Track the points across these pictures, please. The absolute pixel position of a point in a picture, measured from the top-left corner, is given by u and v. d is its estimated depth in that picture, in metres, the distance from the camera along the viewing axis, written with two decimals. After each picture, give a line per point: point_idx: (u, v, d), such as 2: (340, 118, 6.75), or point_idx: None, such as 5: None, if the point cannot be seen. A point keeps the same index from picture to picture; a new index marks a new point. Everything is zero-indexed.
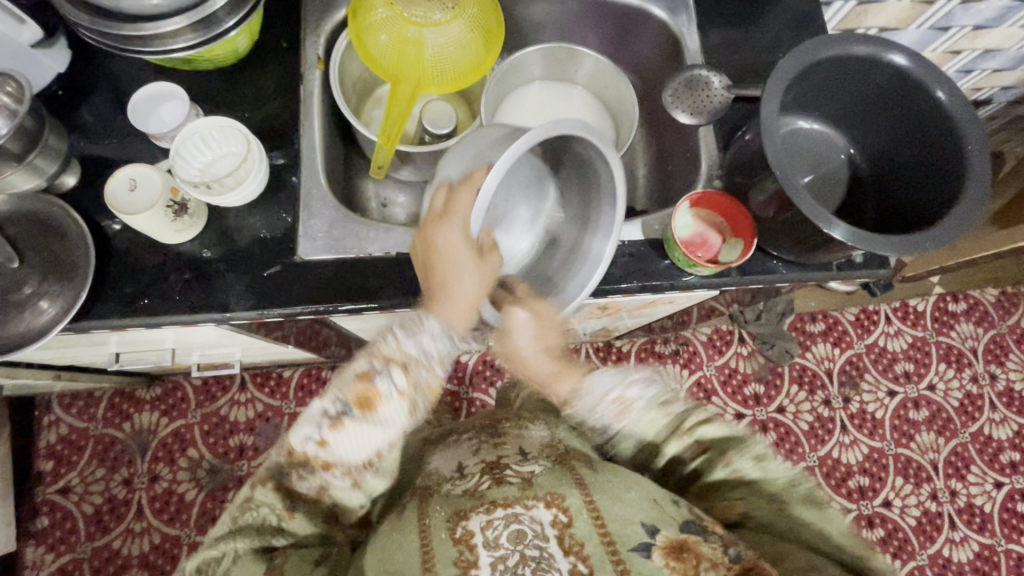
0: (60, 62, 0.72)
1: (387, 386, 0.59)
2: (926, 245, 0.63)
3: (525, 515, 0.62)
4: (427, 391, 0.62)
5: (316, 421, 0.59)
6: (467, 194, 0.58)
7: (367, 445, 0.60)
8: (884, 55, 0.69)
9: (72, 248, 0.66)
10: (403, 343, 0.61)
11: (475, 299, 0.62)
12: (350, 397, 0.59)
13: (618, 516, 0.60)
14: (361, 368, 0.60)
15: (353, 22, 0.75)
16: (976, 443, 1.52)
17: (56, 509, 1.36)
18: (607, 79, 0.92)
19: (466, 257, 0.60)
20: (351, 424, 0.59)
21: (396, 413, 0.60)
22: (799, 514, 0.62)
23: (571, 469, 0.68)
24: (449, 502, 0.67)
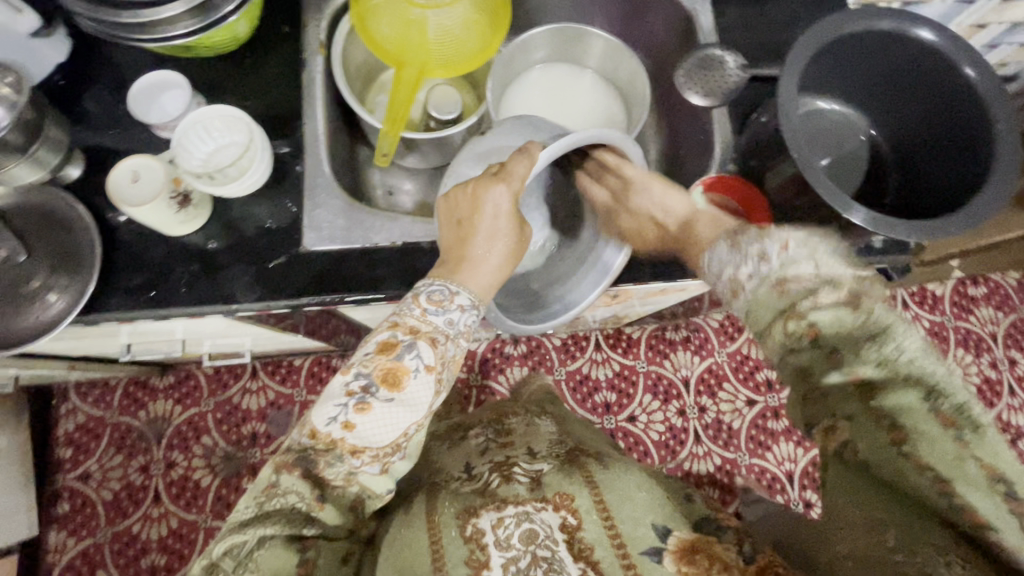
0: (59, 51, 0.71)
1: (415, 361, 0.55)
2: (949, 230, 0.60)
3: (536, 515, 0.62)
4: (452, 365, 0.58)
5: (339, 401, 0.54)
6: (525, 163, 0.59)
7: (393, 426, 0.54)
8: (910, 30, 0.65)
9: (79, 240, 0.66)
10: (429, 314, 0.58)
11: (502, 270, 0.61)
12: (376, 372, 0.55)
13: (628, 517, 0.59)
14: (384, 339, 0.56)
15: (355, 5, 0.73)
16: (995, 429, 1.50)
17: (76, 495, 1.39)
18: (618, 61, 0.89)
19: (506, 223, 0.60)
20: (378, 404, 0.54)
21: (423, 391, 0.56)
22: None
23: (581, 468, 0.70)
24: (461, 501, 0.68)
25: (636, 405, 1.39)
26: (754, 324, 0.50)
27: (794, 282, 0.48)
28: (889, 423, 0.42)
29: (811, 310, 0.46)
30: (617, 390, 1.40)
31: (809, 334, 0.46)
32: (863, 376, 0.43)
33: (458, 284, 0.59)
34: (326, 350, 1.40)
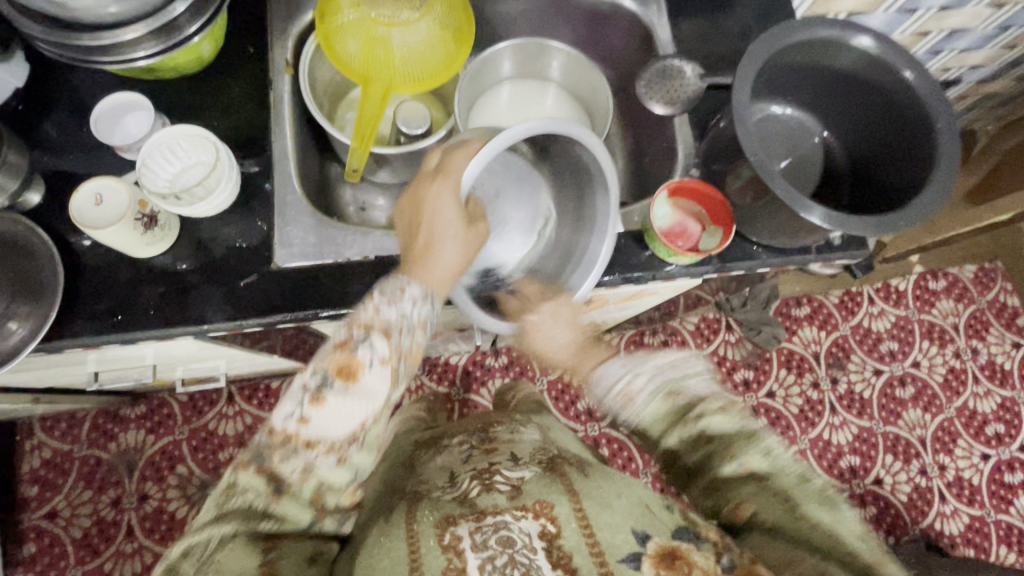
0: (17, 77, 0.70)
1: (368, 354, 0.56)
2: (901, 224, 0.64)
3: (514, 523, 0.62)
4: (409, 357, 0.58)
5: (297, 396, 0.55)
6: (463, 158, 0.64)
7: (350, 418, 0.55)
8: (849, 38, 0.69)
9: (41, 267, 0.65)
10: (381, 308, 0.58)
11: (458, 264, 0.62)
12: (329, 366, 0.55)
13: (607, 524, 0.60)
14: (340, 337, 0.57)
15: (320, 25, 0.74)
16: (962, 417, 1.55)
17: (43, 535, 1.33)
18: (580, 73, 0.90)
19: (455, 219, 0.63)
20: (332, 397, 0.55)
21: (380, 382, 0.56)
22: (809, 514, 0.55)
23: (562, 476, 0.69)
24: (439, 509, 0.67)
25: None
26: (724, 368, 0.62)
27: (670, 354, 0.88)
28: (780, 495, 0.57)
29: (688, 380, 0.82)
30: None
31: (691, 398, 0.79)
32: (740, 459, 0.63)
33: (410, 278, 0.59)
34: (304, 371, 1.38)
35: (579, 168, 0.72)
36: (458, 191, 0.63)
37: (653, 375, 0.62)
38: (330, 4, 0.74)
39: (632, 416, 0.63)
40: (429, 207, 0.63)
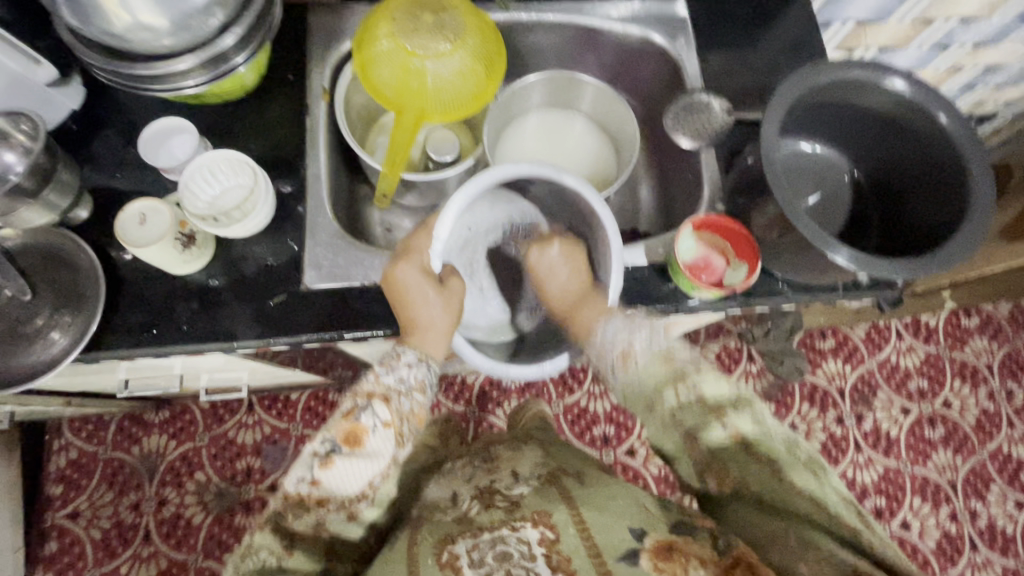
0: (74, 99, 0.74)
1: (371, 419, 0.61)
2: (930, 270, 0.63)
3: (512, 536, 0.62)
4: (411, 419, 0.64)
5: (307, 462, 0.60)
6: (424, 237, 0.70)
7: (359, 476, 0.60)
8: (881, 80, 0.68)
9: (85, 280, 0.68)
10: (381, 377, 0.64)
11: (447, 325, 0.68)
12: (338, 435, 0.61)
13: (604, 527, 0.60)
14: (345, 407, 0.62)
15: (358, 55, 0.77)
16: (995, 461, 1.49)
17: (65, 534, 1.37)
18: (607, 103, 0.92)
19: (428, 289, 0.67)
20: (341, 460, 0.60)
21: (384, 444, 0.61)
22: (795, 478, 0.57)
23: (561, 487, 0.69)
24: (438, 529, 0.67)
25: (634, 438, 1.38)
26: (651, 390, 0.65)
27: (677, 357, 0.65)
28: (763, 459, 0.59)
29: (695, 380, 0.63)
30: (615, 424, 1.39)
31: (696, 399, 0.63)
32: (740, 431, 0.60)
33: (402, 345, 0.66)
34: (323, 384, 1.40)
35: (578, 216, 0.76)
36: (426, 266, 0.69)
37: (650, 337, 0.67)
38: (368, 34, 0.76)
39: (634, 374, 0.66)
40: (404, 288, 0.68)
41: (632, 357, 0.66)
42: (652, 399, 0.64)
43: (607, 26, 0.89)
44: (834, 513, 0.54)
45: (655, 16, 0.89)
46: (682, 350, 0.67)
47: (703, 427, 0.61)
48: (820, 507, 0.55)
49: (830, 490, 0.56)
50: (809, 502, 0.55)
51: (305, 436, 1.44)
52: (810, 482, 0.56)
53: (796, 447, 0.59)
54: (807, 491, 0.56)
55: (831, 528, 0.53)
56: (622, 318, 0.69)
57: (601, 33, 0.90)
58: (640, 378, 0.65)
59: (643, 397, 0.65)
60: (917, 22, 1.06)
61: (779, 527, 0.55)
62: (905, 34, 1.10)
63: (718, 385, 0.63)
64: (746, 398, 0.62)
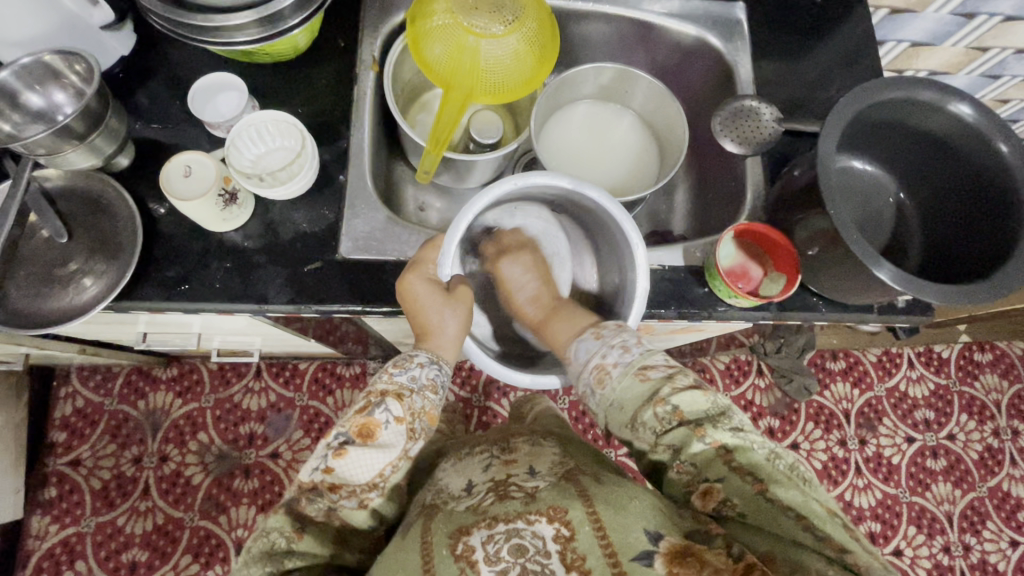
0: (124, 44, 0.72)
1: (384, 415, 0.60)
2: (977, 298, 0.62)
3: (527, 530, 0.61)
4: (423, 416, 0.62)
5: (320, 452, 0.59)
6: (432, 249, 0.69)
7: (370, 467, 0.59)
8: (948, 104, 0.67)
9: (122, 226, 0.67)
10: (393, 375, 0.63)
11: (461, 329, 0.67)
12: (351, 428, 0.59)
13: (619, 526, 0.58)
14: (359, 404, 0.62)
15: (412, 27, 0.76)
16: (994, 498, 1.49)
17: (64, 481, 1.37)
18: (659, 103, 0.88)
19: (440, 299, 0.67)
20: (354, 450, 0.58)
21: (395, 437, 0.60)
22: (779, 495, 0.56)
23: (576, 483, 0.67)
24: (452, 519, 0.65)
25: None
26: (625, 412, 0.61)
27: (654, 372, 0.61)
28: (749, 473, 0.57)
29: (671, 396, 0.58)
30: None
31: (674, 416, 0.59)
32: (721, 442, 0.58)
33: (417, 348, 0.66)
34: (333, 357, 1.40)
35: (603, 228, 0.75)
36: (433, 276, 0.68)
37: (625, 352, 0.64)
38: (425, 8, 0.75)
39: (610, 394, 0.62)
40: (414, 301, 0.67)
41: (607, 374, 0.63)
42: (629, 420, 0.61)
43: (662, 22, 0.88)
44: (822, 529, 0.54)
45: (713, 18, 0.87)
46: (656, 361, 0.62)
47: (685, 443, 0.58)
48: (803, 524, 0.55)
49: (813, 500, 0.56)
50: (793, 520, 0.55)
51: (309, 407, 1.45)
52: (796, 495, 0.55)
53: (779, 454, 0.58)
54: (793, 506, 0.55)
55: (817, 543, 0.54)
56: (593, 334, 0.68)
57: (656, 29, 0.89)
58: (613, 399, 0.62)
59: (620, 417, 0.61)
60: (972, 49, 1.05)
61: (768, 546, 0.55)
62: (957, 60, 1.08)
63: (693, 396, 0.59)
64: (723, 407, 0.60)
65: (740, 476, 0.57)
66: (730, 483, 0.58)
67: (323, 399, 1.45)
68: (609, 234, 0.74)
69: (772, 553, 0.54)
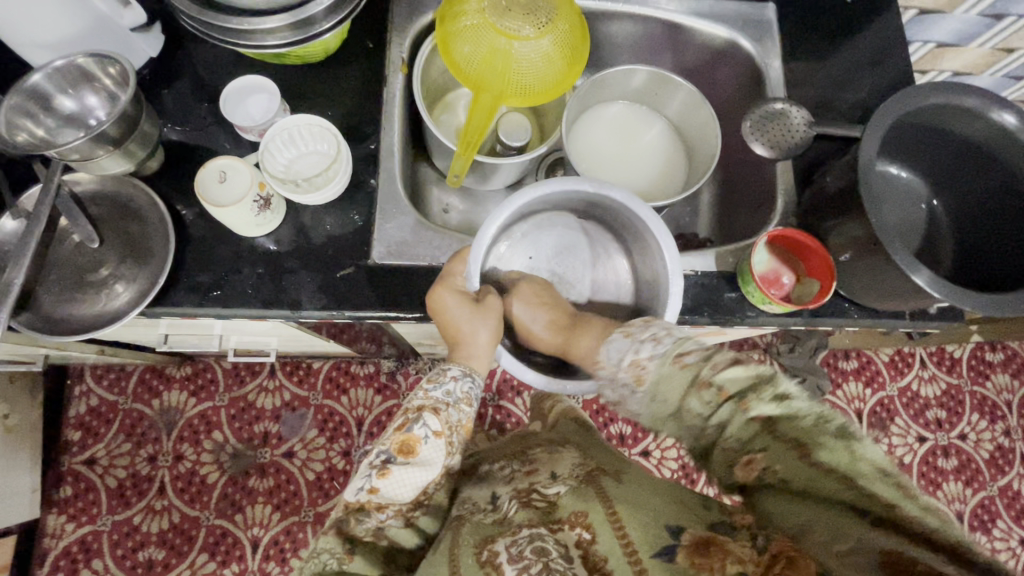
0: (153, 46, 0.72)
1: (423, 430, 0.62)
2: (1014, 308, 0.62)
3: (551, 536, 0.62)
4: (459, 429, 0.65)
5: (365, 472, 0.61)
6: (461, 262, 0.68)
7: (414, 484, 0.62)
8: (991, 112, 0.66)
9: (154, 232, 0.67)
10: (429, 392, 0.65)
11: (492, 341, 0.68)
12: (392, 446, 0.62)
13: (640, 522, 0.57)
14: (397, 422, 0.64)
15: (443, 28, 0.75)
16: (1004, 497, 1.50)
17: (80, 480, 1.37)
18: (690, 107, 0.88)
19: (471, 311, 0.67)
20: (396, 469, 0.61)
21: (434, 453, 0.63)
22: (821, 458, 0.49)
23: (596, 485, 0.67)
24: (478, 530, 0.66)
25: (651, 440, 1.38)
26: (666, 396, 0.57)
27: (690, 356, 0.56)
28: (791, 442, 0.51)
29: (714, 375, 0.54)
30: (633, 424, 1.39)
31: (719, 396, 0.54)
32: (763, 413, 0.52)
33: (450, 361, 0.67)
34: (348, 356, 1.40)
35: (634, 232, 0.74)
36: (465, 290, 0.67)
37: (656, 346, 0.59)
38: (456, 8, 0.74)
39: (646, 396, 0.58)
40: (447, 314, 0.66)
41: (642, 369, 0.59)
42: (672, 408, 0.57)
43: (692, 23, 0.87)
44: (866, 489, 0.47)
45: (743, 19, 0.86)
46: (693, 347, 0.57)
47: (730, 418, 0.54)
48: (846, 485, 0.48)
49: (862, 461, 0.47)
50: (836, 481, 0.49)
51: (324, 406, 1.44)
52: (841, 460, 0.48)
53: (827, 417, 0.50)
54: (838, 471, 0.48)
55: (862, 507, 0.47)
56: (622, 333, 0.63)
57: (686, 30, 0.88)
58: (657, 393, 0.57)
59: (663, 408, 0.57)
60: (997, 50, 1.04)
61: (808, 517, 0.49)
62: (981, 61, 1.07)
63: (736, 371, 0.53)
64: (771, 373, 0.52)
65: (785, 447, 0.52)
66: (773, 453, 0.53)
67: (337, 398, 1.45)
68: (640, 241, 0.74)
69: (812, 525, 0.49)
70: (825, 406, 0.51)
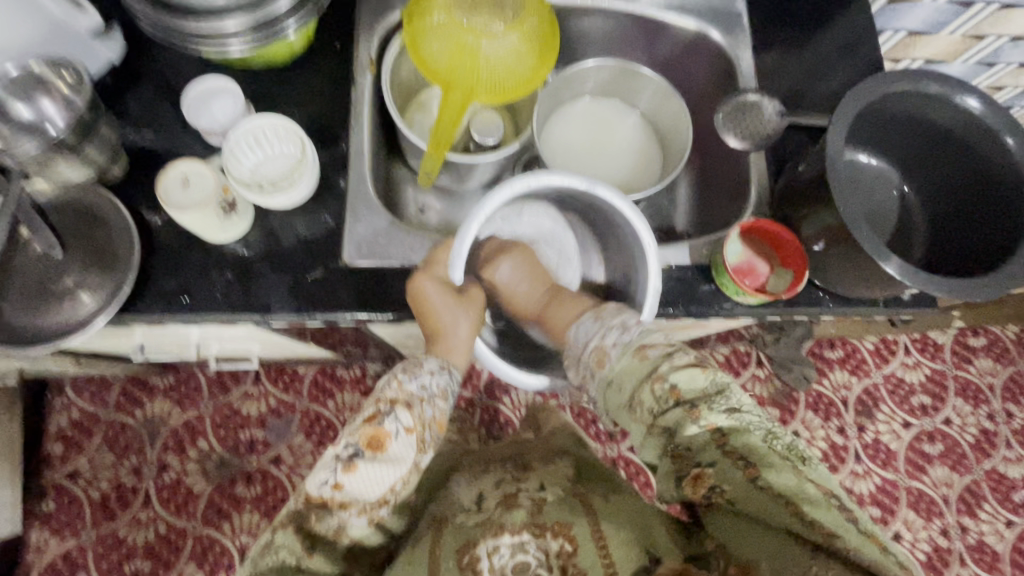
0: (113, 51, 0.70)
1: (394, 425, 0.60)
2: (986, 291, 0.62)
3: (532, 543, 0.65)
4: (433, 426, 0.63)
5: (330, 465, 0.59)
6: (444, 252, 0.68)
7: (381, 480, 0.59)
8: (957, 97, 0.67)
9: (118, 237, 0.66)
10: (403, 383, 0.63)
11: (470, 333, 0.68)
12: (361, 439, 0.60)
13: (621, 541, 0.61)
14: (368, 412, 0.61)
15: (410, 26, 0.74)
16: (990, 481, 1.52)
17: (63, 493, 1.35)
18: (662, 99, 0.88)
19: (452, 303, 0.66)
20: (364, 464, 0.59)
21: (405, 450, 0.61)
22: (774, 479, 0.52)
23: (584, 501, 0.70)
24: (460, 531, 0.69)
25: None
26: (623, 389, 0.59)
27: (653, 350, 0.58)
28: (741, 455, 0.54)
29: (670, 373, 0.56)
30: None
31: (671, 394, 0.56)
32: (716, 424, 0.54)
33: (428, 353, 0.66)
34: (332, 360, 1.38)
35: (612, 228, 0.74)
36: (446, 280, 0.67)
37: (624, 332, 0.62)
38: (423, 6, 0.74)
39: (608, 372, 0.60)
40: (429, 306, 0.66)
41: (605, 356, 0.61)
42: (627, 401, 0.58)
43: (662, 16, 0.87)
44: (812, 518, 0.50)
45: (714, 11, 0.86)
46: (654, 339, 0.59)
47: (679, 425, 0.55)
48: (793, 511, 0.51)
49: (808, 482, 0.51)
50: (786, 510, 0.51)
51: (310, 411, 1.43)
52: (788, 481, 0.52)
53: (777, 437, 0.53)
54: (782, 493, 0.52)
55: (804, 533, 0.51)
56: (592, 316, 0.66)
57: (656, 23, 0.88)
58: (614, 378, 0.60)
59: (618, 399, 0.59)
60: (967, 37, 1.05)
61: (756, 549, 0.53)
62: (953, 48, 1.08)
63: (692, 373, 0.56)
64: (722, 386, 0.56)
65: (732, 460, 0.54)
66: (720, 467, 0.55)
67: (324, 402, 1.44)
68: (622, 237, 0.72)
69: (762, 557, 0.52)
70: (775, 426, 0.54)
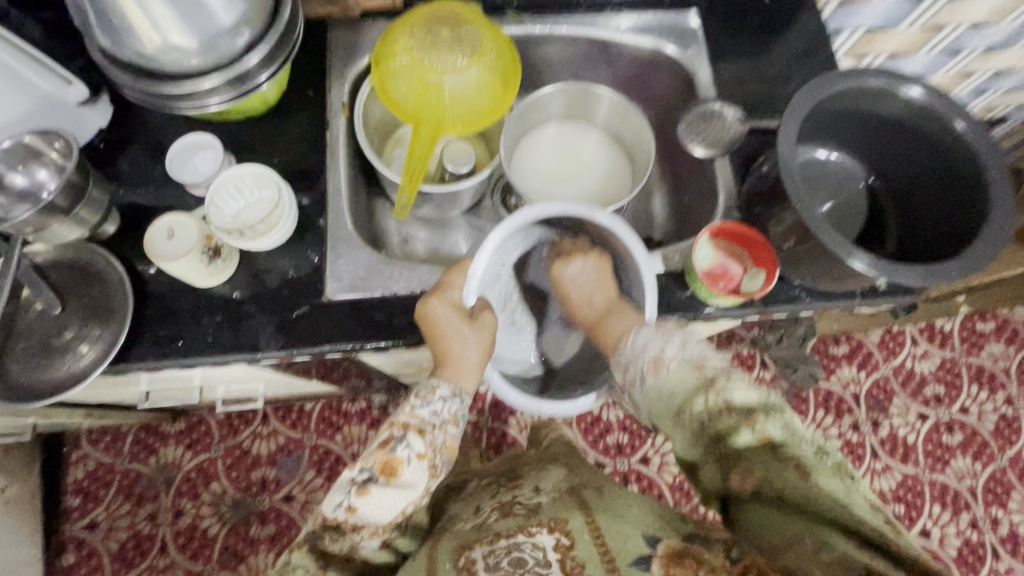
0: (102, 116, 0.76)
1: (406, 451, 0.62)
2: (951, 275, 0.62)
3: (527, 542, 0.64)
4: (444, 451, 0.65)
5: (343, 489, 0.61)
6: (458, 273, 0.71)
7: (392, 506, 0.61)
8: (900, 89, 0.69)
9: (114, 292, 0.69)
10: (416, 408, 0.65)
11: (480, 358, 0.68)
12: (374, 464, 0.61)
13: (617, 534, 0.62)
14: (382, 437, 0.63)
15: (376, 70, 0.78)
16: (1016, 468, 1.47)
17: (82, 546, 1.37)
18: (621, 116, 0.91)
19: (465, 328, 0.68)
20: (377, 488, 0.60)
21: (417, 476, 0.62)
22: (824, 483, 0.49)
23: (578, 498, 0.70)
24: (457, 536, 0.69)
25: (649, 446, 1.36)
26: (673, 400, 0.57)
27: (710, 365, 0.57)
28: (789, 462, 0.51)
29: (726, 387, 0.54)
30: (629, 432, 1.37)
31: (724, 404, 0.54)
32: (768, 435, 0.52)
33: (436, 378, 0.67)
34: (336, 394, 1.40)
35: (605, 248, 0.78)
36: (457, 303, 0.69)
37: (685, 342, 0.60)
38: (386, 50, 0.78)
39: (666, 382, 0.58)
40: (442, 332, 0.67)
41: (664, 363, 0.59)
42: (675, 410, 0.57)
43: (618, 38, 0.91)
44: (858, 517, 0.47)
45: (667, 28, 0.90)
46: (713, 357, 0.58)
47: (732, 432, 0.53)
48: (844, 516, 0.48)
49: (857, 492, 0.49)
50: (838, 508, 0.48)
51: (319, 446, 1.45)
52: (838, 489, 0.49)
53: (824, 450, 0.51)
54: (833, 497, 0.48)
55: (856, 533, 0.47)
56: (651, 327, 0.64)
57: (613, 44, 0.92)
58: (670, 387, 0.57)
59: (667, 407, 0.58)
60: (926, 29, 1.07)
61: (792, 533, 0.50)
62: (915, 41, 1.10)
63: (749, 394, 0.54)
64: (776, 403, 0.53)
65: (783, 461, 0.51)
66: (771, 470, 0.52)
67: (332, 437, 1.45)
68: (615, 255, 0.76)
69: (795, 541, 0.49)
70: (823, 440, 0.52)
